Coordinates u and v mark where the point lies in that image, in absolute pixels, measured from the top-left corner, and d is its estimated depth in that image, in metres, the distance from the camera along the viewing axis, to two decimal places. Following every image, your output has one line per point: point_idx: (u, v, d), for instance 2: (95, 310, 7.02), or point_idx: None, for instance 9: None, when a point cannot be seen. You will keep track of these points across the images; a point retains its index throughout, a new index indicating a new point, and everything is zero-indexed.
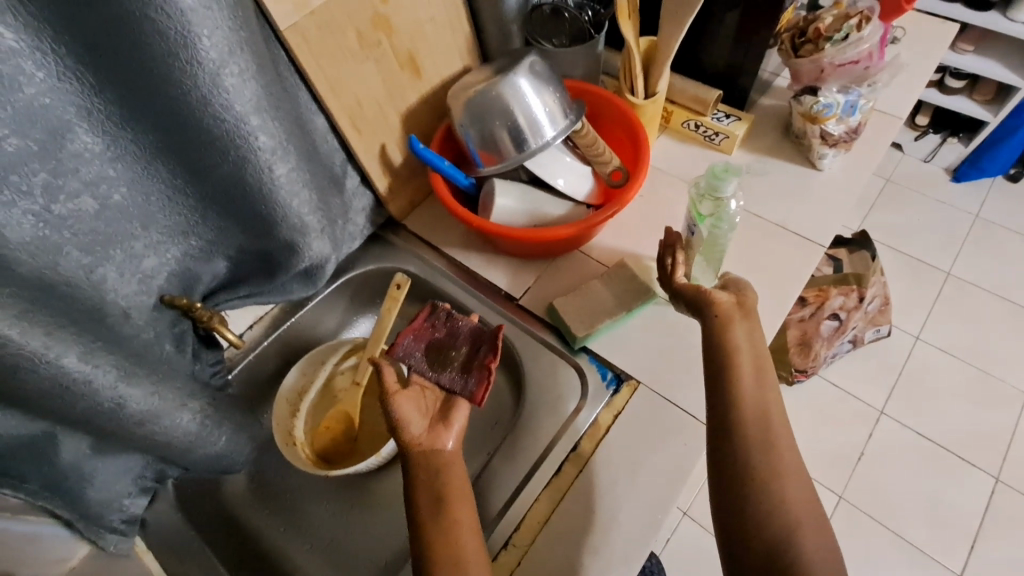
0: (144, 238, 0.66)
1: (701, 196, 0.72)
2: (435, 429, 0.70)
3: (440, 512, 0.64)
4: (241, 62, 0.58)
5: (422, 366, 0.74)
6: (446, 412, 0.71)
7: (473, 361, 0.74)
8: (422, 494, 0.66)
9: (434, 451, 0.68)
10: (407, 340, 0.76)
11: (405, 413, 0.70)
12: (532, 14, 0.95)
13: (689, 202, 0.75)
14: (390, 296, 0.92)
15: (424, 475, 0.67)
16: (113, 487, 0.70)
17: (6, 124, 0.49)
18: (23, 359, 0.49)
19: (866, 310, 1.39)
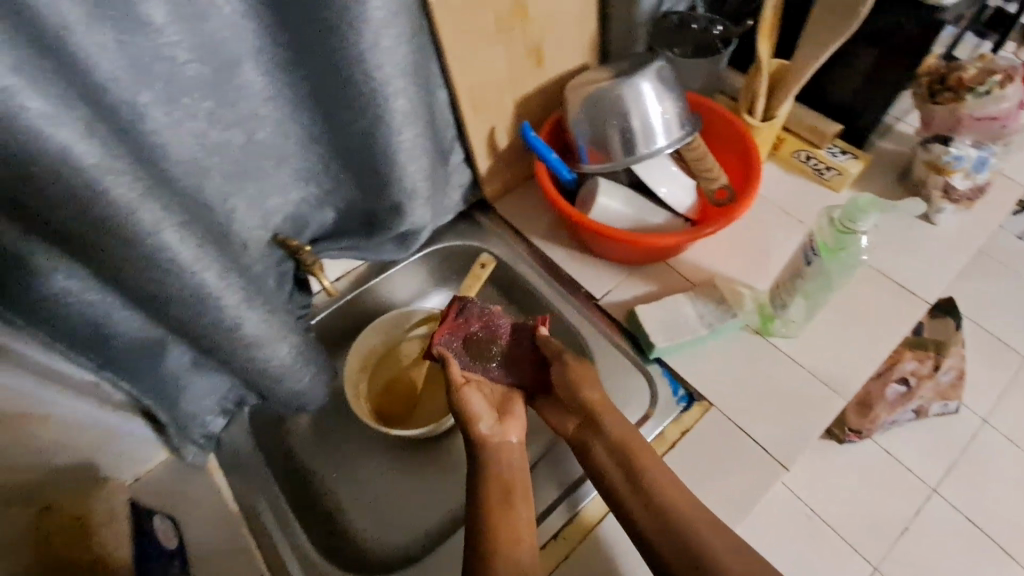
0: (273, 177, 0.70)
1: (832, 224, 0.71)
2: (502, 423, 0.76)
3: (509, 510, 0.68)
4: (399, 25, 0.60)
5: (470, 363, 0.80)
6: (506, 407, 0.78)
7: (516, 354, 0.81)
8: (493, 488, 0.70)
9: (501, 443, 0.74)
10: (444, 336, 0.81)
11: (472, 407, 0.75)
12: (661, 22, 0.94)
13: (816, 228, 0.73)
14: (473, 274, 0.95)
15: (491, 468, 0.72)
16: (201, 402, 0.75)
17: (193, 50, 0.53)
18: (170, 267, 0.50)
19: (938, 380, 1.32)
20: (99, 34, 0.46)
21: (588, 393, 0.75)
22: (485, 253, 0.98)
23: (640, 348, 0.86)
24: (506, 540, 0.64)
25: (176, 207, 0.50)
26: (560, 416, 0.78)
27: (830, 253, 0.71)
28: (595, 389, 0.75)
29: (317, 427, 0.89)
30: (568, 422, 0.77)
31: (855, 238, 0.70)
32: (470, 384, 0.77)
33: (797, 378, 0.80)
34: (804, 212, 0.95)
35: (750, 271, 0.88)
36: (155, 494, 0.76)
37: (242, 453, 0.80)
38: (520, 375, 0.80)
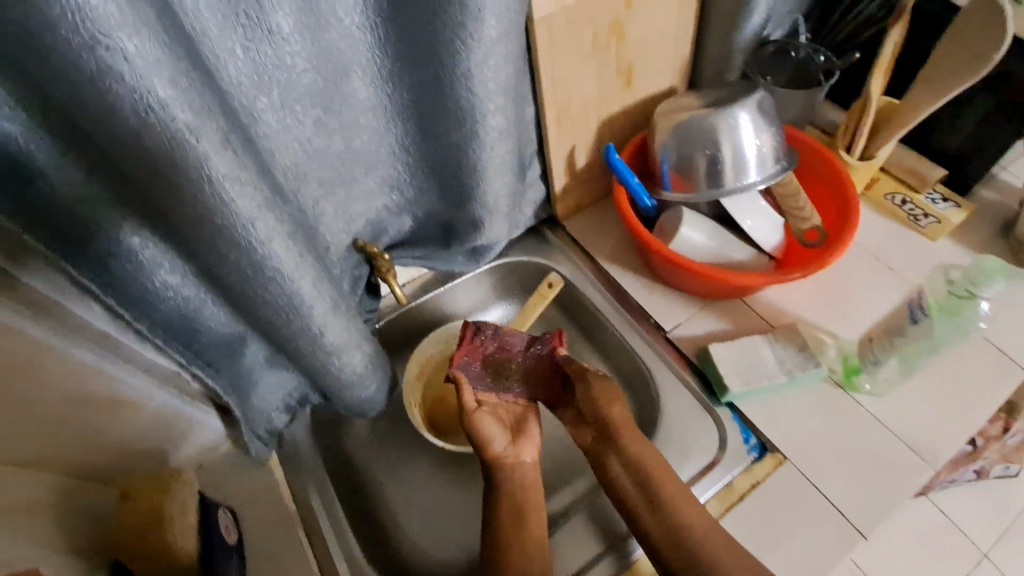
0: (362, 183, 0.70)
1: (954, 285, 0.74)
2: (517, 442, 0.76)
3: (524, 533, 0.68)
4: (509, 44, 0.59)
5: (489, 385, 0.79)
6: (522, 425, 0.78)
7: (532, 373, 0.79)
8: (508, 506, 0.71)
9: (516, 464, 0.74)
10: (465, 360, 0.79)
11: (488, 430, 0.75)
12: (760, 49, 0.90)
13: (932, 288, 0.75)
14: (539, 292, 0.93)
15: (507, 485, 0.73)
16: (269, 397, 0.75)
17: (310, 59, 0.53)
18: (272, 278, 0.50)
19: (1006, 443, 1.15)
20: (230, 41, 0.47)
21: (615, 410, 0.73)
22: (553, 272, 0.95)
23: (709, 386, 0.82)
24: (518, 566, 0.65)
25: (286, 219, 0.51)
26: (575, 425, 0.76)
27: (945, 312, 0.74)
28: (621, 407, 0.73)
29: (374, 429, 0.91)
30: (583, 433, 0.75)
31: (973, 302, 0.73)
32: (483, 408, 0.77)
33: (879, 438, 0.75)
34: (897, 258, 0.90)
35: (833, 318, 0.84)
36: (213, 479, 0.75)
37: (302, 449, 0.82)
38: (544, 390, 0.80)
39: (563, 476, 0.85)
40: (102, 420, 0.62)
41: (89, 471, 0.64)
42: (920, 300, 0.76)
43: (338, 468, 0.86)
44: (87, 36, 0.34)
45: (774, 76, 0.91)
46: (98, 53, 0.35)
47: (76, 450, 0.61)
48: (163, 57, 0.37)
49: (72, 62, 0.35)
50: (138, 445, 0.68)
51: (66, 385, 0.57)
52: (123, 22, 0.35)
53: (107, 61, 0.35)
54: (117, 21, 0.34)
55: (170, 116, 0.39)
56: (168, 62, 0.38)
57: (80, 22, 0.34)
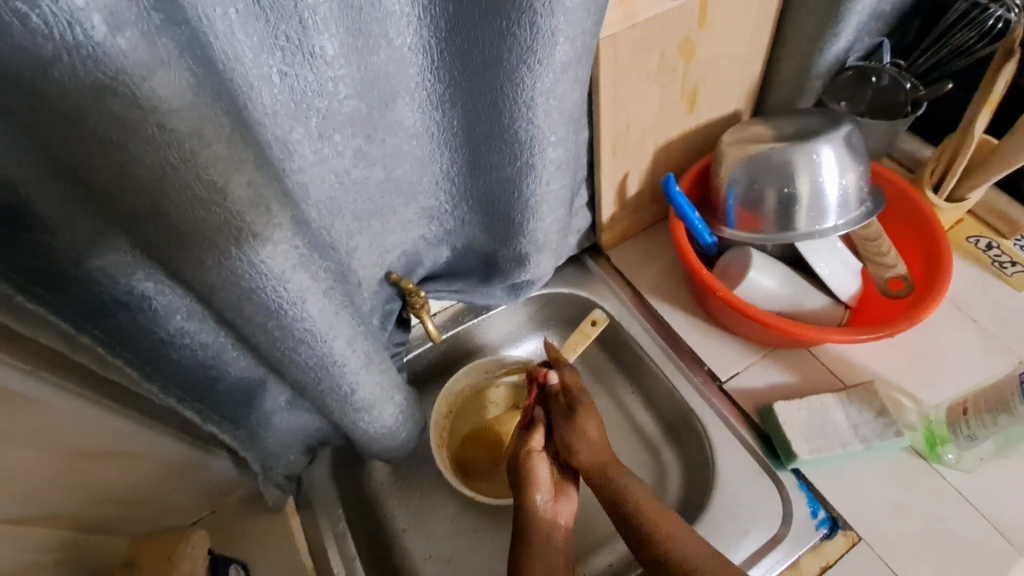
0: (400, 214, 0.63)
1: None
2: (557, 500, 0.67)
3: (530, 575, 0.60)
4: (579, 70, 0.52)
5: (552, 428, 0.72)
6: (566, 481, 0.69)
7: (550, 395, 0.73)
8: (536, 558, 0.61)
9: (549, 523, 0.65)
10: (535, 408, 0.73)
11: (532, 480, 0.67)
12: (837, 74, 0.81)
13: None
14: (581, 331, 0.84)
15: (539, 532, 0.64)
16: (286, 441, 0.68)
17: (355, 84, 0.46)
18: (306, 338, 0.46)
19: None
20: (265, 65, 0.40)
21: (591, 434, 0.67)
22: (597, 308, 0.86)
23: (771, 447, 0.74)
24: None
25: (322, 274, 0.46)
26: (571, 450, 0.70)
27: None
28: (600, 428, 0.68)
29: (397, 471, 0.80)
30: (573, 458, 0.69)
31: None
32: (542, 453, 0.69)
33: (965, 519, 0.66)
34: (990, 308, 0.79)
35: (912, 378, 0.75)
36: (225, 534, 0.70)
37: (319, 495, 0.71)
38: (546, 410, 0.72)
39: (601, 537, 0.77)
40: (108, 471, 0.56)
41: (90, 523, 0.58)
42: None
43: (362, 520, 0.73)
44: (106, 80, 0.30)
45: (851, 103, 0.83)
46: (112, 100, 0.31)
47: (74, 503, 0.55)
48: (193, 102, 0.33)
49: (87, 108, 0.31)
50: (142, 495, 0.62)
51: (62, 440, 0.50)
52: (148, 65, 0.31)
53: (128, 108, 0.31)
54: (139, 62, 0.30)
55: (198, 164, 0.34)
56: (198, 106, 0.33)
57: (93, 63, 0.29)
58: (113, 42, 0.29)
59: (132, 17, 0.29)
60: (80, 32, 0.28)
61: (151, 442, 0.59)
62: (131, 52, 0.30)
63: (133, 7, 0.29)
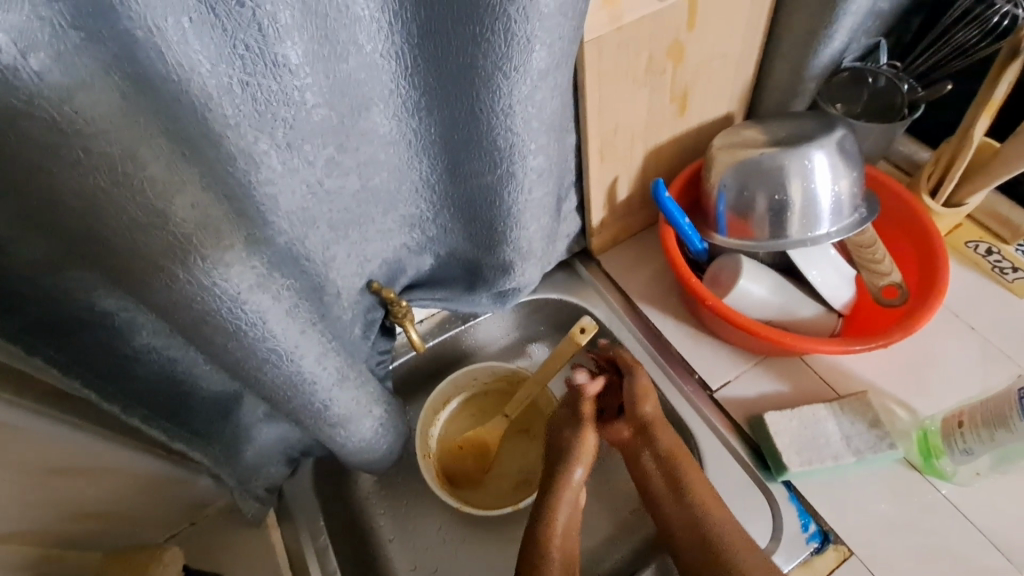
0: (380, 223, 0.61)
1: None
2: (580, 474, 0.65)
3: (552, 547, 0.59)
4: (558, 77, 0.50)
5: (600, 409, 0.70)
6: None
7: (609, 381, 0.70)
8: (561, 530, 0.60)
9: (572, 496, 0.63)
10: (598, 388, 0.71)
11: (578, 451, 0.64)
12: (832, 76, 0.79)
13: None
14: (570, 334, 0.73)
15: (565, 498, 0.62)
16: (266, 453, 0.67)
17: (323, 93, 0.45)
18: (274, 356, 0.45)
19: None
20: (225, 76, 0.38)
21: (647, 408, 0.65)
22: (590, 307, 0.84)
23: (762, 458, 0.72)
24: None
25: (287, 291, 0.45)
26: (608, 419, 0.70)
27: None
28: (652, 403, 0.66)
29: (382, 482, 0.79)
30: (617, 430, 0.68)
31: None
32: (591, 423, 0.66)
33: (960, 533, 0.65)
34: (989, 316, 0.77)
35: (907, 388, 0.73)
36: (203, 547, 0.68)
37: (301, 509, 0.70)
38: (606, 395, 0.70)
39: (590, 550, 0.76)
40: (78, 487, 0.55)
41: (65, 539, 0.57)
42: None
43: (346, 533, 0.72)
44: (19, 103, 0.30)
45: (847, 105, 0.82)
46: (27, 121, 0.31)
47: (44, 520, 0.54)
48: (121, 121, 0.33)
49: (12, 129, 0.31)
50: (115, 509, 0.61)
51: (30, 457, 0.49)
52: (66, 87, 0.30)
53: (52, 132, 0.31)
54: (56, 85, 0.30)
55: (134, 187, 0.34)
56: (129, 125, 0.33)
57: (4, 87, 0.29)
58: (26, 63, 0.29)
59: (46, 36, 0.29)
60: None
61: (121, 454, 0.58)
62: (47, 72, 0.30)
63: (47, 26, 0.29)
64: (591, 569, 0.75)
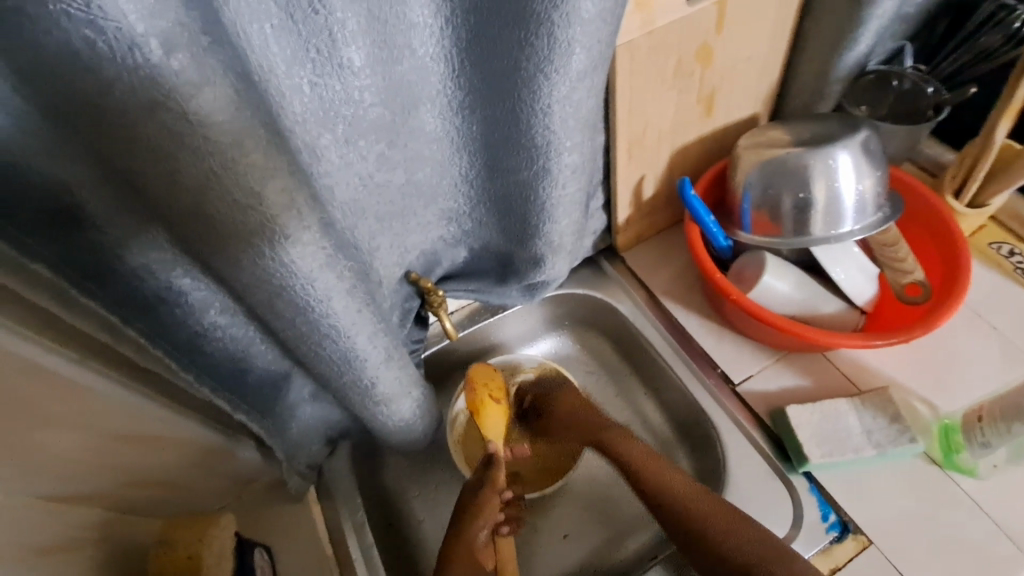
0: (420, 216, 0.65)
1: None
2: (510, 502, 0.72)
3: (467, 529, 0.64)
4: (595, 78, 0.53)
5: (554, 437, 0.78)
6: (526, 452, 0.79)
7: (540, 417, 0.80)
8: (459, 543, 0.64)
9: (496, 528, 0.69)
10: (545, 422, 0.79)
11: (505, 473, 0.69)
12: (857, 79, 0.81)
13: None
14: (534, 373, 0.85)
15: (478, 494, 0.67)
16: (310, 432, 0.71)
17: (380, 92, 0.49)
18: (328, 333, 0.49)
19: None
20: (296, 76, 0.43)
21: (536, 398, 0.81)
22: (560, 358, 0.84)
23: (783, 450, 0.74)
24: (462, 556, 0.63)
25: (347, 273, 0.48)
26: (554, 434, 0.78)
27: None
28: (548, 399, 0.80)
29: (413, 465, 0.82)
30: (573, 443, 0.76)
31: None
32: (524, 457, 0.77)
33: (980, 527, 0.66)
34: (1014, 316, 0.78)
35: (929, 385, 0.75)
36: (248, 518, 0.72)
37: (339, 487, 0.74)
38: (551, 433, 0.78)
39: (612, 535, 0.79)
40: (144, 455, 0.60)
41: (129, 505, 0.61)
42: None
43: (379, 512, 0.76)
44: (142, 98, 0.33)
45: (872, 108, 0.83)
46: (165, 113, 0.33)
47: (115, 486, 0.58)
48: (238, 116, 0.36)
49: (140, 120, 0.34)
50: (175, 480, 0.65)
51: (103, 421, 0.53)
52: (197, 83, 0.33)
53: None
54: (189, 81, 0.33)
55: (236, 171, 0.37)
56: (242, 120, 0.36)
57: (148, 82, 0.32)
58: (169, 64, 0.32)
59: (185, 41, 0.32)
60: (139, 56, 0.31)
61: (181, 426, 0.62)
62: (183, 72, 0.32)
63: (185, 31, 0.32)
64: (614, 554, 0.77)
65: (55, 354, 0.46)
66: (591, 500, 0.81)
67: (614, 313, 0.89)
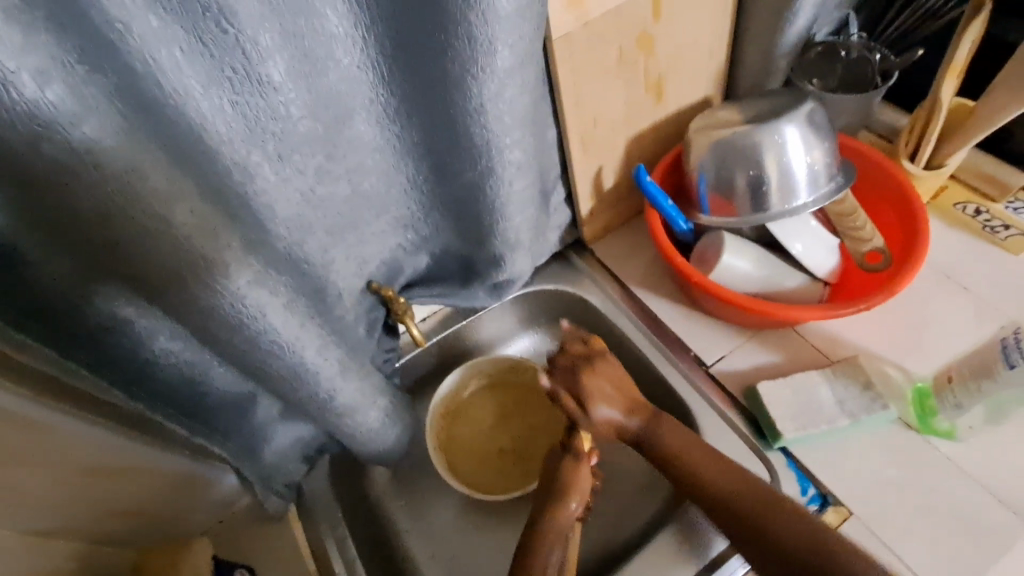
0: (373, 226, 0.65)
1: None
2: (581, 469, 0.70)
3: (569, 498, 0.66)
4: (524, 74, 0.54)
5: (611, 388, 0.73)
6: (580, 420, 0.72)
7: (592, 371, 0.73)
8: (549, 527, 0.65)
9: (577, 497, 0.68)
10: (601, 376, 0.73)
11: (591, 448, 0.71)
12: (804, 52, 0.81)
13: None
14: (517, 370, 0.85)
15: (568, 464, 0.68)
16: (286, 451, 0.71)
17: (307, 106, 0.49)
18: (276, 349, 0.49)
19: None
20: (216, 97, 0.42)
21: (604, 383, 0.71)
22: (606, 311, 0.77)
23: (759, 428, 0.74)
24: (561, 529, 0.65)
25: (284, 288, 0.49)
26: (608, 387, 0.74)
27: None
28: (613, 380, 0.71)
29: (396, 475, 0.82)
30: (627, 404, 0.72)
31: None
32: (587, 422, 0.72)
33: (959, 488, 0.66)
34: (981, 275, 0.78)
35: (901, 350, 0.75)
36: (230, 543, 0.72)
37: (320, 503, 0.74)
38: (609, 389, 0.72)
39: (598, 527, 0.78)
40: (113, 488, 0.60)
41: (103, 537, 0.62)
42: (1019, 341, 0.62)
43: (362, 525, 0.76)
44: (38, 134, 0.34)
45: (822, 80, 0.83)
46: (47, 145, 0.35)
47: (85, 521, 0.59)
48: (128, 142, 0.37)
49: (28, 157, 0.35)
50: (149, 510, 0.65)
51: (74, 456, 0.54)
52: (79, 114, 0.35)
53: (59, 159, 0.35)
54: (68, 112, 0.34)
55: (136, 198, 0.38)
56: (133, 146, 0.38)
57: (25, 116, 0.33)
58: (44, 96, 0.33)
59: (59, 73, 0.34)
60: (14, 91, 0.32)
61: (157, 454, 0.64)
62: (61, 103, 0.34)
63: (54, 62, 0.33)
64: (602, 546, 0.77)
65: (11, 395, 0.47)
66: None
67: (586, 306, 0.89)
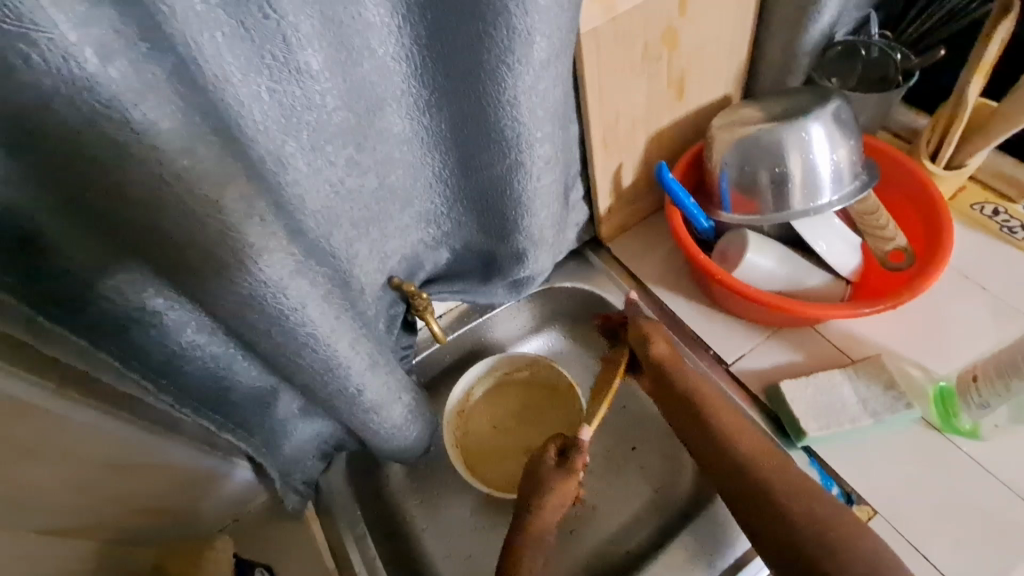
0: (397, 220, 0.64)
1: None
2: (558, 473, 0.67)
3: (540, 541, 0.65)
4: (558, 67, 0.53)
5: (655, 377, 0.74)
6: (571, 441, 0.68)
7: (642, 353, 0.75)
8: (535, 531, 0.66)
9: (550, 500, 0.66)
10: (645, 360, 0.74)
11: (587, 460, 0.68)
12: (826, 50, 0.81)
13: None
14: (530, 367, 0.85)
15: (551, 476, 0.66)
16: (304, 447, 0.70)
17: (341, 95, 0.48)
18: (309, 341, 0.49)
19: None
20: (254, 83, 0.42)
21: (661, 350, 0.73)
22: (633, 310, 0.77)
23: (781, 427, 0.73)
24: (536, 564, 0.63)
25: (319, 279, 0.49)
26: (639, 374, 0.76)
27: None
28: (669, 348, 0.73)
29: (412, 473, 0.81)
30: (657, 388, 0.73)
31: None
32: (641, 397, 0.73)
33: (983, 487, 0.66)
34: (1000, 275, 0.78)
35: (921, 349, 0.75)
36: (250, 540, 0.72)
37: (338, 501, 0.73)
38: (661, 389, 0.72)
39: (617, 526, 0.78)
40: (131, 482, 0.59)
41: (122, 533, 0.61)
42: None
43: (380, 522, 0.75)
44: (88, 113, 0.33)
45: (842, 79, 0.83)
46: (105, 123, 0.34)
47: (103, 516, 0.58)
48: (183, 124, 0.36)
49: (72, 134, 0.34)
50: (165, 506, 0.65)
51: (85, 451, 0.53)
52: (138, 91, 0.34)
53: (103, 142, 0.34)
54: (129, 86, 0.33)
55: (184, 176, 0.37)
56: (187, 129, 0.37)
57: (85, 92, 0.32)
58: (106, 71, 0.32)
59: (120, 48, 0.33)
60: (74, 65, 0.31)
61: (169, 451, 0.63)
62: (121, 78, 0.33)
63: (121, 38, 0.32)
64: (622, 545, 0.76)
65: (15, 380, 0.46)
66: (597, 494, 0.80)
67: (603, 303, 0.88)
